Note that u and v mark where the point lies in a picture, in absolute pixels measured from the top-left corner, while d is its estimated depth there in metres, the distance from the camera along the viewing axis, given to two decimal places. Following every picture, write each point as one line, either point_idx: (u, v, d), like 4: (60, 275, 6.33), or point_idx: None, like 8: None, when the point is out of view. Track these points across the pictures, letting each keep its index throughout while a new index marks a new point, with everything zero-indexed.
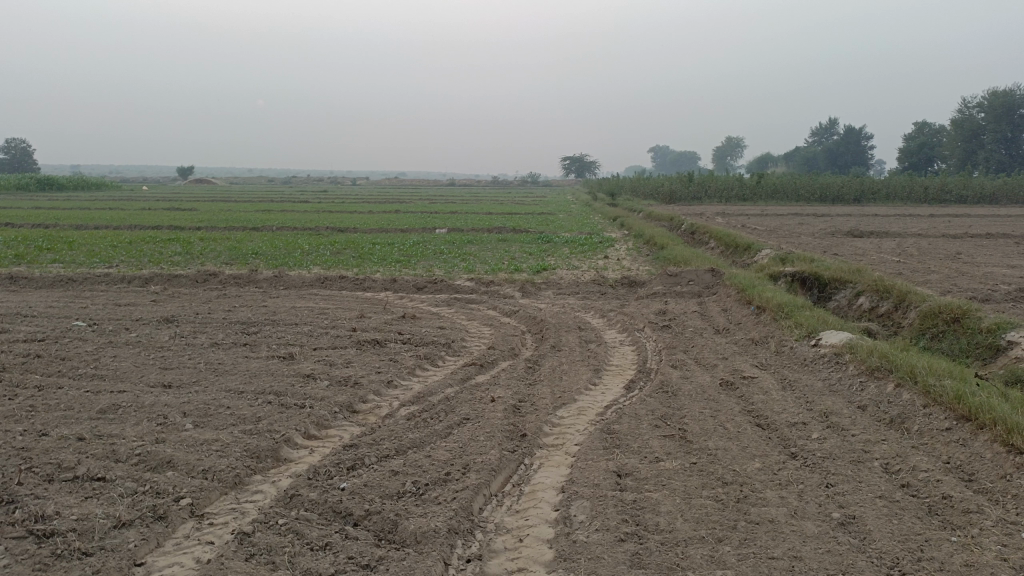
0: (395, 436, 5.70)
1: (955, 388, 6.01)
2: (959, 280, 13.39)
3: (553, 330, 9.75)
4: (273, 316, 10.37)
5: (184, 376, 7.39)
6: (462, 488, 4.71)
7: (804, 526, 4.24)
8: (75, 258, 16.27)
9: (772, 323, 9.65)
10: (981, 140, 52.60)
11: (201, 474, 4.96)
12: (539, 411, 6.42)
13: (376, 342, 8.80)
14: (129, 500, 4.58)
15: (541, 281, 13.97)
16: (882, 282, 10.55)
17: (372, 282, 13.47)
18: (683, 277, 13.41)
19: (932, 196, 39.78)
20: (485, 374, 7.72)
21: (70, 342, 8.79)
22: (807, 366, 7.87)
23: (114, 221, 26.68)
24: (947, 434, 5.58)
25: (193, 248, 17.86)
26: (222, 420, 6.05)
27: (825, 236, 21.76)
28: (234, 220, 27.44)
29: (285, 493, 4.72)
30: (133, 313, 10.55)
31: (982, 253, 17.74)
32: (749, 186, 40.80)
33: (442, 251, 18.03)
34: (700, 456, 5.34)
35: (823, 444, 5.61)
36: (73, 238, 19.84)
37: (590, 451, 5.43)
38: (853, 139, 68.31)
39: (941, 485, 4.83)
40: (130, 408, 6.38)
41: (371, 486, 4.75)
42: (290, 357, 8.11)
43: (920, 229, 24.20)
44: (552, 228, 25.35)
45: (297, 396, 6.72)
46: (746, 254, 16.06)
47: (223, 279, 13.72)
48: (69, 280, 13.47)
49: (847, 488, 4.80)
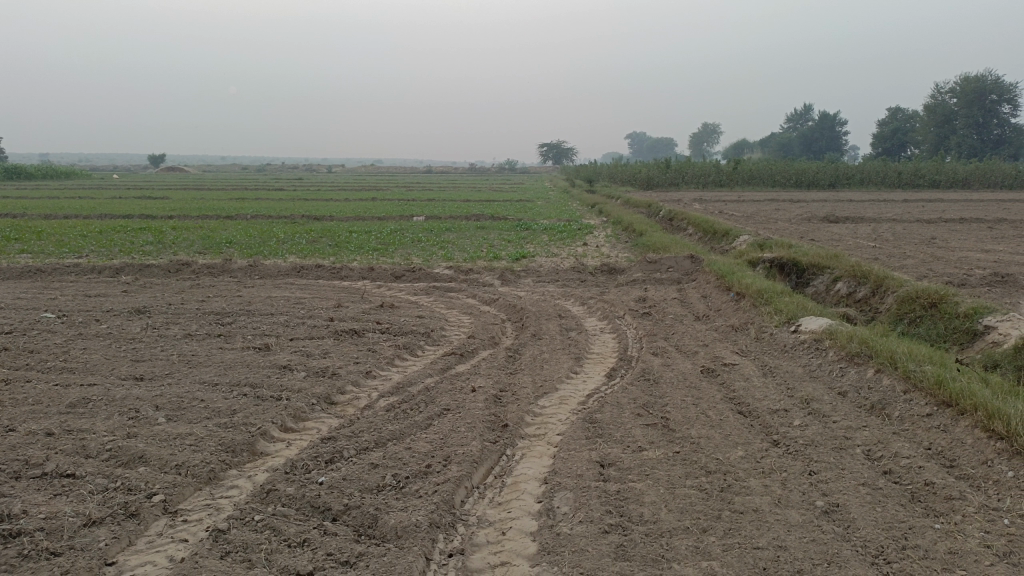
0: (374, 428, 5.60)
1: (935, 373, 6.03)
2: (934, 265, 13.48)
3: (533, 318, 9.67)
4: (248, 306, 10.18)
5: (156, 368, 7.23)
6: (443, 480, 4.63)
7: (789, 515, 4.21)
8: (44, 248, 15.94)
9: (751, 309, 9.65)
10: (954, 126, 53.07)
11: (174, 470, 4.83)
12: (520, 400, 6.35)
13: (354, 332, 8.68)
14: (99, 497, 4.45)
15: (520, 268, 13.88)
16: (860, 268, 10.59)
17: (349, 271, 13.31)
18: (662, 264, 13.39)
19: (905, 181, 40.15)
20: (465, 363, 7.63)
21: (38, 334, 8.59)
22: (787, 352, 7.87)
23: (84, 210, 26.21)
24: (928, 419, 5.58)
25: (166, 237, 17.59)
26: (196, 413, 5.91)
27: (802, 222, 21.85)
28: (207, 208, 27.05)
29: (262, 488, 4.61)
30: (103, 304, 10.33)
31: (956, 238, 17.90)
32: (727, 172, 40.92)
33: (419, 239, 17.89)
34: (682, 445, 5.30)
35: (805, 431, 5.60)
36: (41, 227, 19.45)
37: (572, 441, 5.38)
38: (828, 125, 68.79)
39: (923, 471, 4.83)
40: (101, 402, 6.22)
41: (350, 480, 4.66)
42: (266, 348, 7.97)
43: (895, 214, 24.37)
44: (530, 214, 25.26)
45: (273, 387, 6.60)
46: (724, 240, 16.07)
47: (197, 269, 13.49)
48: (37, 270, 13.17)
49: (831, 475, 4.79)
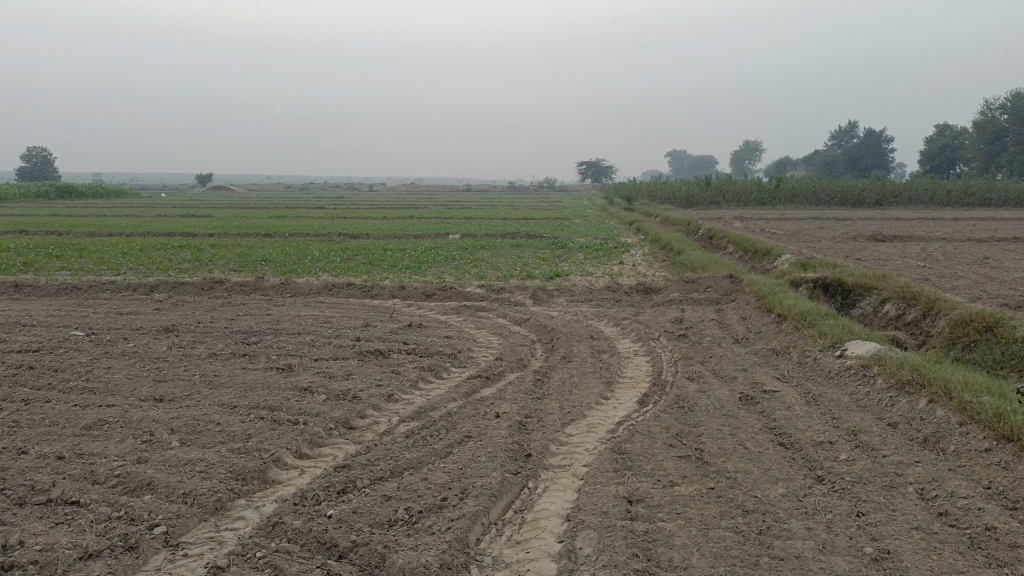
0: (391, 456, 5.35)
1: (994, 405, 5.58)
2: (989, 286, 12.86)
3: (564, 339, 9.36)
4: (276, 325, 10.04)
5: (177, 389, 7.08)
6: (458, 516, 4.34)
7: (834, 563, 3.84)
8: (83, 265, 16.11)
9: (793, 331, 9.23)
10: (1004, 143, 51.53)
11: (180, 499, 4.62)
12: (546, 428, 6.05)
13: (379, 352, 8.46)
14: (100, 528, 4.25)
15: (554, 287, 13.60)
16: (909, 289, 10.10)
17: (380, 289, 13.14)
18: (700, 284, 12.97)
19: (955, 199, 38.99)
20: (491, 386, 7.36)
21: (65, 352, 8.53)
22: (832, 379, 7.44)
23: (129, 228, 26.64)
24: (987, 456, 5.15)
25: (203, 255, 17.64)
26: (211, 437, 5.72)
27: (847, 241, 21.22)
28: (248, 227, 27.21)
29: (267, 520, 4.39)
30: (133, 322, 10.28)
31: (1009, 258, 17.17)
32: (769, 189, 40.18)
33: (453, 258, 17.71)
34: (718, 480, 4.93)
35: (852, 466, 5.20)
36: (83, 245, 19.79)
37: (599, 473, 5.05)
38: (874, 142, 67.30)
39: (982, 514, 4.41)
40: (117, 424, 6.07)
41: (361, 513, 4.39)
42: (289, 369, 7.77)
43: (946, 233, 23.63)
44: (567, 232, 25.09)
45: (292, 411, 6.38)
46: (766, 259, 15.59)
47: (229, 287, 13.46)
48: (74, 288, 13.24)
49: (880, 518, 4.39)
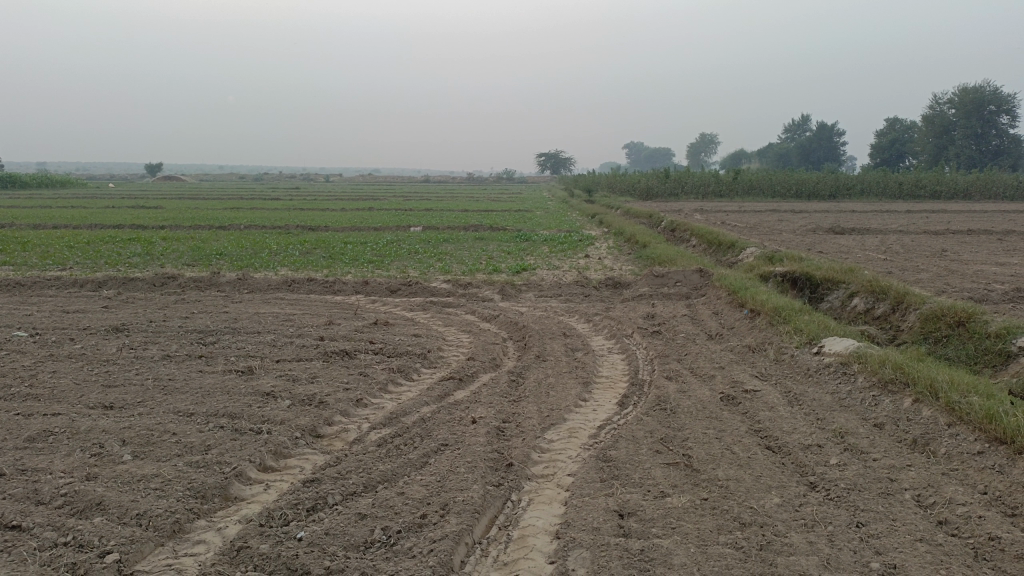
0: (363, 468, 5.01)
1: (985, 406, 5.45)
2: (951, 279, 12.90)
3: (536, 337, 9.08)
4: (234, 324, 9.57)
5: (128, 395, 6.62)
6: (441, 537, 4.03)
7: None
8: (27, 259, 15.33)
9: (767, 326, 9.09)
10: (952, 136, 52.56)
11: (134, 521, 4.23)
12: (525, 434, 5.76)
13: (344, 353, 8.08)
14: (44, 557, 3.85)
15: (521, 281, 13.32)
16: (878, 283, 10.04)
17: (342, 285, 12.70)
18: (670, 278, 12.80)
19: (906, 192, 39.65)
20: (464, 388, 7.04)
21: (6, 355, 7.97)
22: (812, 377, 7.29)
23: (75, 219, 25.64)
24: (980, 459, 5.02)
25: (154, 249, 16.92)
26: (166, 450, 5.31)
27: (807, 233, 21.28)
28: (201, 218, 26.36)
29: (232, 545, 4.03)
30: (81, 322, 9.70)
31: (967, 250, 17.34)
32: (726, 181, 40.33)
33: (416, 251, 17.28)
34: (711, 490, 4.70)
35: (845, 472, 5.02)
36: (28, 238, 18.92)
37: (586, 484, 4.79)
38: (827, 135, 68.29)
39: (984, 522, 4.26)
40: (63, 435, 5.62)
41: (334, 535, 4.06)
42: (249, 372, 7.35)
43: (902, 225, 23.92)
44: (530, 224, 24.92)
45: (254, 419, 5.99)
46: (731, 253, 15.50)
47: (182, 283, 12.90)
48: (16, 284, 12.55)
49: (881, 528, 4.21)
